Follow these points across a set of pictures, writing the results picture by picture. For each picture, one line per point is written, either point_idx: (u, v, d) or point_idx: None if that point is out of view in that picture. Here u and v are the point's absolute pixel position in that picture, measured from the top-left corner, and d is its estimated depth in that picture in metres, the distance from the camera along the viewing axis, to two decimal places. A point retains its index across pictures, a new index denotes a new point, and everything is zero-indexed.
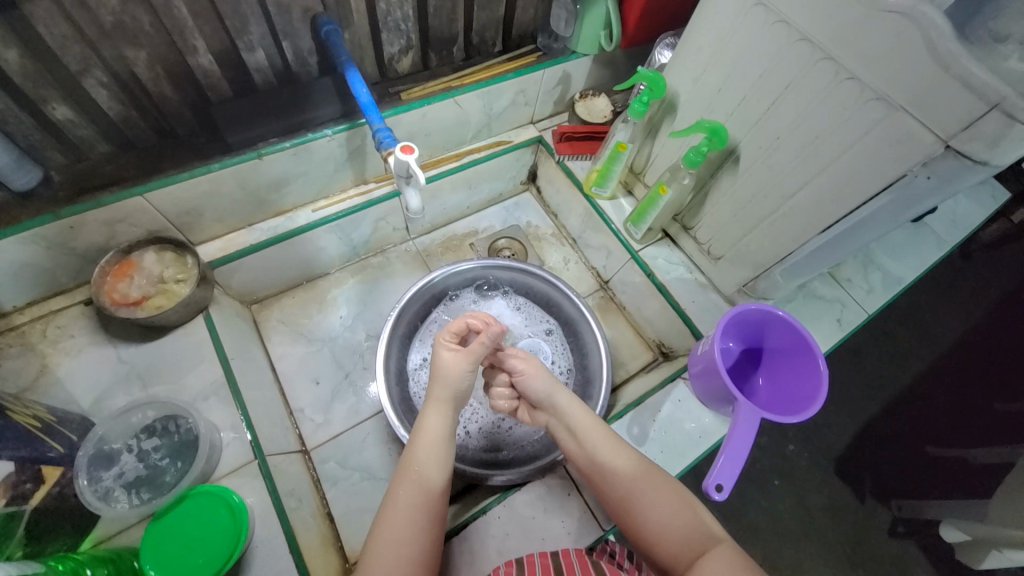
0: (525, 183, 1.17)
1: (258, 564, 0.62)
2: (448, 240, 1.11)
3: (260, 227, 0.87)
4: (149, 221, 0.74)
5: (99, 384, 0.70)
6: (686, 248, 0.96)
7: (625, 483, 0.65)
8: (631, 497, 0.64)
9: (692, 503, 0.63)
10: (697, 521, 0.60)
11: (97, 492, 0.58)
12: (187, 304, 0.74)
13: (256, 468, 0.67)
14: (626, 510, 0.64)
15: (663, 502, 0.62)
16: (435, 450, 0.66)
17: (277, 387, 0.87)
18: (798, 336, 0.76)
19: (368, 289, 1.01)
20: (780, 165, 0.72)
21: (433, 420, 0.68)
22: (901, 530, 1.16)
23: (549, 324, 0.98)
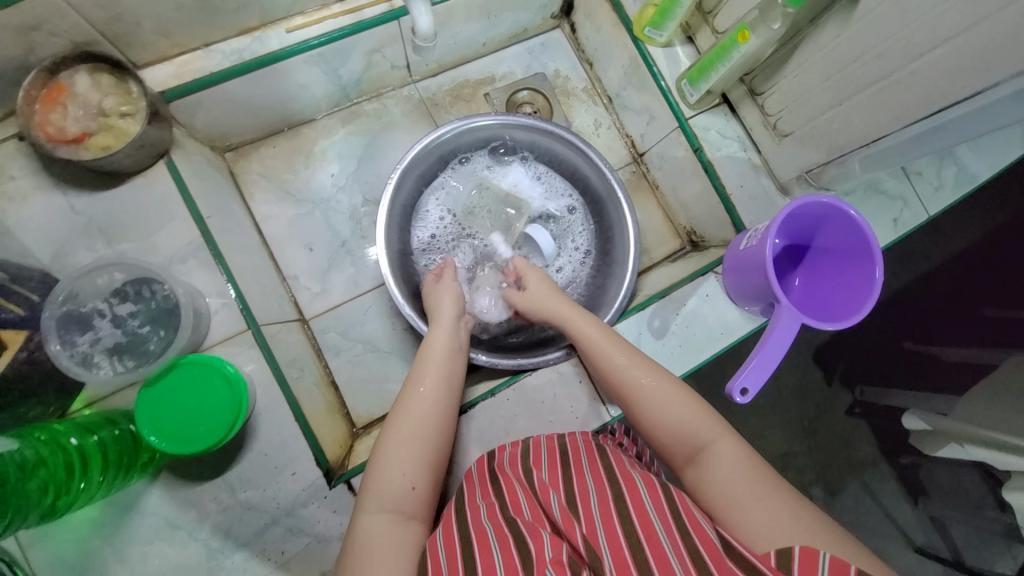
0: (558, 17, 0.93)
1: (264, 430, 0.61)
2: (459, 87, 0.91)
3: (220, 49, 0.68)
4: (72, 28, 0.56)
5: (56, 237, 0.60)
6: (746, 119, 0.79)
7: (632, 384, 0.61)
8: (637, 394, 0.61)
9: (698, 399, 0.60)
10: (702, 416, 0.58)
11: (73, 357, 0.53)
12: (141, 146, 0.60)
13: (251, 338, 0.62)
14: (628, 409, 0.61)
15: (672, 407, 0.59)
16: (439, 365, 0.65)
17: (266, 250, 0.78)
18: (858, 237, 0.67)
19: (364, 144, 0.86)
20: (914, 11, 0.53)
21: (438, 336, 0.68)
22: (857, 410, 1.22)
23: (571, 199, 0.87)
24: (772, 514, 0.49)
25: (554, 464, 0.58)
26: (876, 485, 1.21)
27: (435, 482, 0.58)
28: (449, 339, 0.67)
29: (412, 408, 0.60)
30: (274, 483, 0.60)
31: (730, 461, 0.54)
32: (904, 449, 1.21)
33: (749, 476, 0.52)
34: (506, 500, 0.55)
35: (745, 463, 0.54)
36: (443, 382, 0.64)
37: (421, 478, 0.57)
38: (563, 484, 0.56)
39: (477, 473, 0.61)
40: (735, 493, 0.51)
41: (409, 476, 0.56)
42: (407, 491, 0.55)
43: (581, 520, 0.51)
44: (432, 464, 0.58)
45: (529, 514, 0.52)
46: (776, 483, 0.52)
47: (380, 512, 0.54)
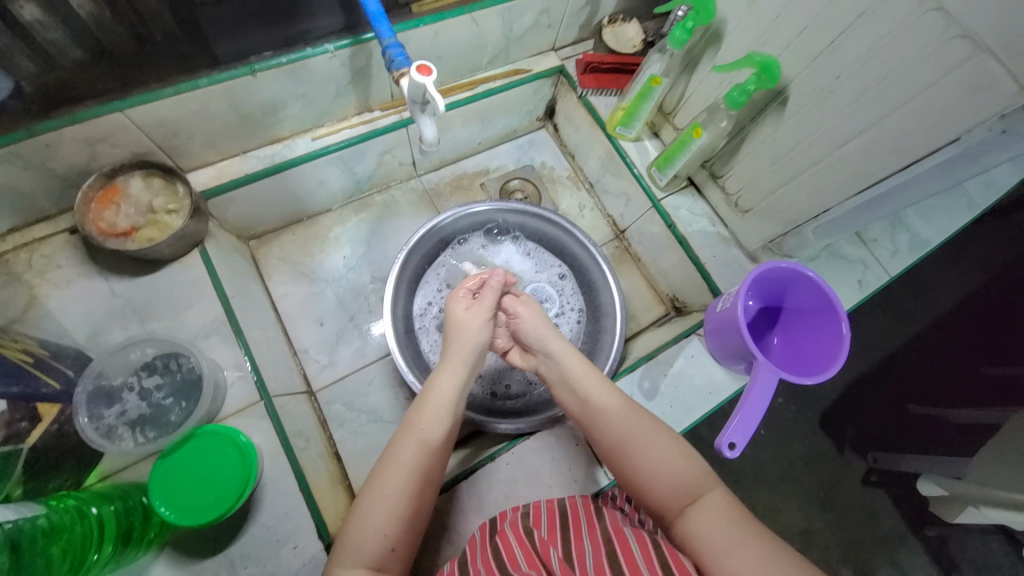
0: (542, 119, 1.08)
1: (270, 501, 0.62)
2: (457, 179, 1.04)
3: (254, 155, 0.79)
4: (133, 142, 0.67)
5: (92, 319, 0.67)
6: (711, 199, 0.90)
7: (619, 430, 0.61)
8: (624, 442, 0.61)
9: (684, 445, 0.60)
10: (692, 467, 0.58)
11: (99, 429, 0.58)
12: (180, 238, 0.69)
13: (263, 409, 0.65)
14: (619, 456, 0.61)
15: (663, 451, 0.59)
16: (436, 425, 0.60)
17: (280, 327, 0.85)
18: (823, 297, 0.73)
19: (373, 230, 0.96)
20: (832, 110, 0.65)
21: (446, 378, 0.64)
22: (874, 479, 1.20)
23: (560, 268, 0.94)
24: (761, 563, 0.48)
25: (553, 525, 0.58)
26: (898, 554, 1.16)
27: (413, 541, 0.55)
28: (458, 387, 0.63)
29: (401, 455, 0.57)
30: (274, 559, 0.59)
31: (721, 512, 0.53)
32: (928, 520, 1.18)
33: (738, 528, 0.52)
34: (503, 557, 0.53)
35: (733, 515, 0.53)
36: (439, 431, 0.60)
37: (402, 538, 0.53)
38: (564, 546, 0.55)
39: (477, 537, 0.59)
40: (724, 543, 0.50)
41: (391, 535, 0.53)
42: (385, 552, 0.52)
43: None
44: (414, 520, 0.55)
45: (526, 564, 0.52)
46: (767, 536, 0.51)
47: (355, 568, 0.51)
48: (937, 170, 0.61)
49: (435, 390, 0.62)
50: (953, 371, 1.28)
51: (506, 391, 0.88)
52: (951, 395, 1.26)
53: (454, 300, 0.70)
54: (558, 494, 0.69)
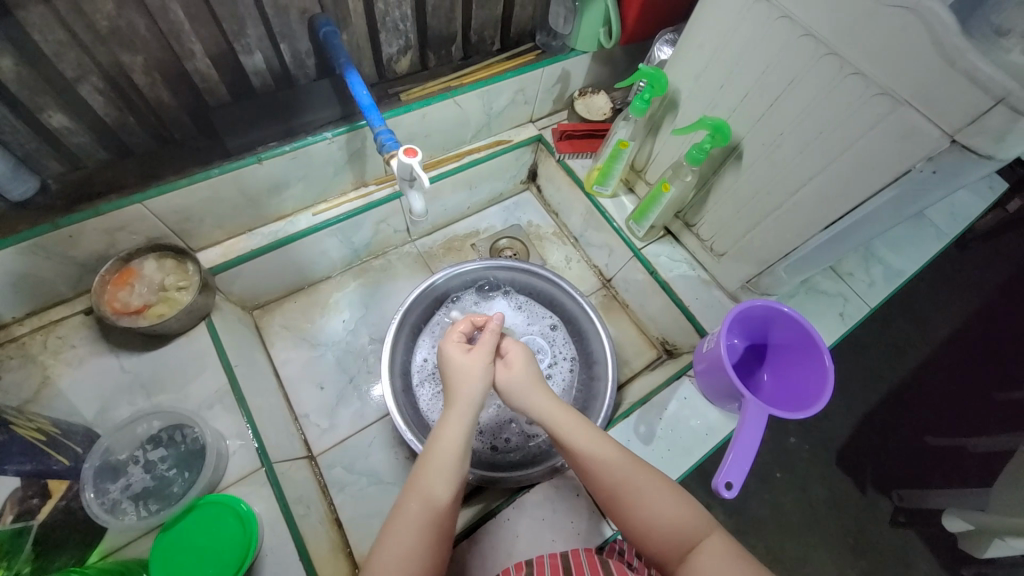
0: (526, 182, 1.16)
1: (269, 571, 0.61)
2: (449, 241, 1.10)
3: (260, 232, 0.86)
4: (149, 228, 0.73)
5: (101, 395, 0.69)
6: (688, 246, 0.96)
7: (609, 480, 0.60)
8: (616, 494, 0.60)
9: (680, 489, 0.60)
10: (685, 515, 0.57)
11: (104, 504, 0.59)
12: (189, 312, 0.73)
13: (264, 476, 0.66)
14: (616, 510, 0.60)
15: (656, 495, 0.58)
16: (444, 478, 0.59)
17: (282, 393, 0.87)
18: (803, 332, 0.76)
19: (371, 293, 1.01)
20: (783, 161, 0.72)
21: (450, 429, 0.63)
22: (902, 519, 1.16)
23: (551, 319, 0.98)
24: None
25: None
26: None
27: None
28: (462, 434, 0.63)
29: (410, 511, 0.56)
30: None
31: (721, 556, 0.52)
32: (960, 560, 1.12)
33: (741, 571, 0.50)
34: None
35: (734, 558, 0.52)
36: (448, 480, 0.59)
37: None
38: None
39: None
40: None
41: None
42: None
43: None
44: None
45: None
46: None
47: None
48: (888, 207, 0.65)
49: (441, 438, 0.62)
50: (955, 399, 1.28)
51: (507, 445, 0.88)
52: (959, 423, 1.25)
53: (449, 343, 0.71)
54: (562, 549, 0.67)
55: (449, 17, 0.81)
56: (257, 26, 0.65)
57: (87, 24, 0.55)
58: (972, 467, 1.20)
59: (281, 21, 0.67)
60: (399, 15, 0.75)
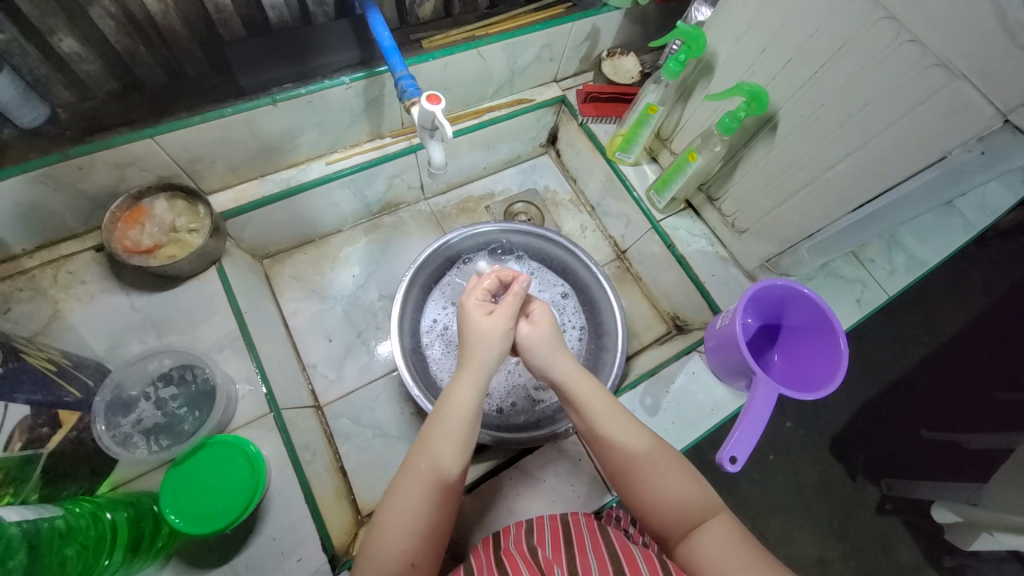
0: (545, 146, 1.13)
1: (275, 512, 0.62)
2: (463, 202, 1.08)
3: (271, 178, 0.84)
4: (160, 166, 0.71)
5: (112, 332, 0.69)
6: (709, 220, 0.93)
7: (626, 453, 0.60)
8: (629, 466, 0.60)
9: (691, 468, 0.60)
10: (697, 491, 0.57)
11: (116, 437, 0.60)
12: (200, 255, 0.72)
13: (272, 421, 0.67)
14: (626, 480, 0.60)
15: (665, 472, 0.58)
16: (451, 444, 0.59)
17: (290, 342, 0.87)
18: (821, 315, 0.75)
19: (381, 250, 0.99)
20: (820, 135, 0.68)
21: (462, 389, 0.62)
22: (889, 507, 1.18)
23: (563, 287, 0.96)
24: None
25: (558, 543, 0.58)
26: None
27: (436, 553, 0.55)
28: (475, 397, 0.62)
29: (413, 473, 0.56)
30: (278, 571, 0.60)
31: (723, 539, 0.53)
32: (944, 548, 1.14)
33: (742, 556, 0.52)
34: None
35: (737, 544, 0.53)
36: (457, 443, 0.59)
37: (421, 550, 0.53)
38: (567, 562, 0.55)
39: (483, 554, 0.59)
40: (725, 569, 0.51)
41: (408, 549, 0.53)
42: (406, 567, 0.52)
43: None
44: (434, 532, 0.55)
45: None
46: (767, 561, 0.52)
47: None
48: (926, 187, 0.63)
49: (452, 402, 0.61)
50: (959, 394, 1.28)
51: (512, 409, 0.88)
52: (960, 418, 1.25)
53: (470, 298, 0.69)
54: (561, 510, 0.69)
55: None
56: None
57: None
58: (965, 462, 1.21)
59: None
60: None
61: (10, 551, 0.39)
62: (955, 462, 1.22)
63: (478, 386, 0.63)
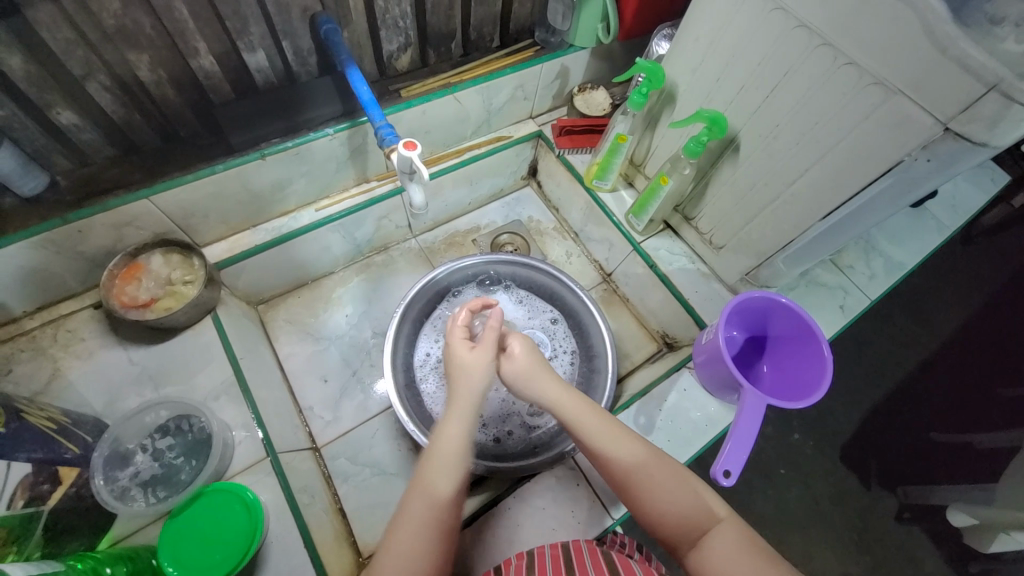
0: (526, 178, 1.17)
1: (274, 559, 0.62)
2: (451, 237, 1.12)
3: (263, 228, 0.87)
4: (156, 224, 0.75)
5: (110, 386, 0.71)
6: (688, 239, 0.96)
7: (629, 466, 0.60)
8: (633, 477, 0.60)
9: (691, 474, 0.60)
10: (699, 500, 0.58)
11: (113, 491, 0.61)
12: (195, 305, 0.75)
13: (268, 465, 0.67)
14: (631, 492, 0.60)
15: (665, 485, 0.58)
16: (448, 482, 0.59)
17: (286, 385, 0.88)
18: (802, 323, 0.77)
19: (373, 288, 1.02)
20: (779, 154, 0.72)
21: (454, 425, 0.63)
22: (907, 516, 1.16)
23: (552, 313, 0.99)
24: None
25: (559, 570, 0.58)
26: None
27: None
28: (467, 428, 0.63)
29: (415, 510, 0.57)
30: None
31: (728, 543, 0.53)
32: (966, 555, 1.12)
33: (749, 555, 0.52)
34: None
35: (745, 545, 0.53)
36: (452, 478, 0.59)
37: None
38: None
39: None
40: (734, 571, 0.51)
41: None
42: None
43: None
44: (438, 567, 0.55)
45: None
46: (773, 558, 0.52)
47: None
48: (884, 196, 0.66)
49: (443, 437, 0.61)
50: (959, 393, 1.28)
51: (509, 437, 0.89)
52: (964, 417, 1.24)
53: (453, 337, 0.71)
54: (561, 537, 0.68)
55: (448, 15, 0.82)
56: (259, 24, 0.67)
57: (95, 23, 0.57)
58: (974, 463, 1.20)
59: (282, 19, 0.68)
60: (399, 13, 0.77)
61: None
62: (965, 463, 1.20)
63: (467, 420, 0.64)
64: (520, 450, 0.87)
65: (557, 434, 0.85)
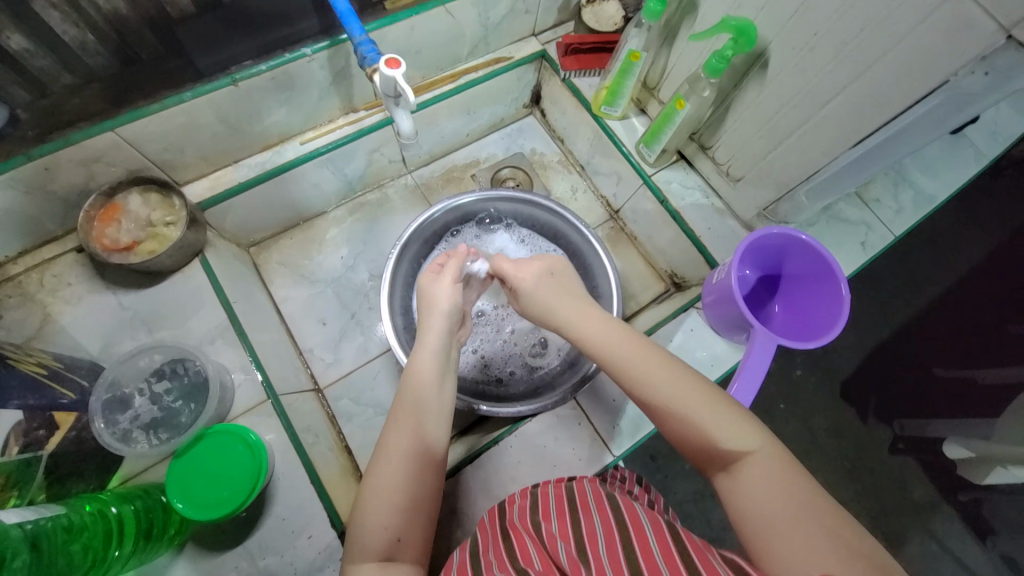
0: (529, 106, 1.08)
1: (282, 495, 0.64)
2: (448, 172, 1.05)
3: (246, 164, 0.81)
4: (128, 160, 0.69)
5: (104, 331, 0.70)
6: (703, 170, 0.89)
7: (660, 392, 0.55)
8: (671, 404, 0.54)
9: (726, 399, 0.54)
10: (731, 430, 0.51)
11: (116, 433, 0.61)
12: (180, 248, 0.71)
13: (270, 407, 0.68)
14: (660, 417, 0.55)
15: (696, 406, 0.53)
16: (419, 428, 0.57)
17: (285, 329, 0.87)
18: (821, 261, 0.72)
19: (369, 228, 0.98)
20: (814, 69, 0.63)
21: (423, 361, 0.62)
22: (902, 446, 1.18)
23: (556, 253, 0.94)
24: (808, 542, 0.43)
25: (563, 512, 0.59)
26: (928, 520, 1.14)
27: (421, 528, 0.54)
28: (437, 361, 0.63)
29: (390, 449, 0.55)
30: (291, 548, 0.62)
31: (762, 479, 0.48)
32: (960, 485, 1.15)
33: (784, 492, 0.47)
34: (517, 553, 0.53)
35: (777, 479, 0.48)
36: (428, 419, 0.59)
37: (401, 526, 0.52)
38: (571, 531, 0.55)
39: (490, 525, 0.61)
40: (766, 512, 0.46)
41: (394, 524, 0.52)
42: (393, 543, 0.51)
43: (589, 564, 0.50)
44: (418, 503, 0.54)
45: (540, 563, 0.52)
46: (811, 502, 0.46)
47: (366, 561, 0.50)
48: (929, 118, 0.58)
49: (413, 377, 0.61)
50: (972, 330, 1.25)
51: (512, 378, 0.88)
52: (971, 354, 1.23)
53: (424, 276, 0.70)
54: (563, 474, 0.69)
55: None
56: None
57: None
58: (980, 397, 1.19)
59: None
60: None
61: (13, 552, 0.40)
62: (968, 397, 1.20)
63: (439, 353, 0.63)
64: (522, 391, 0.86)
65: (560, 375, 0.84)
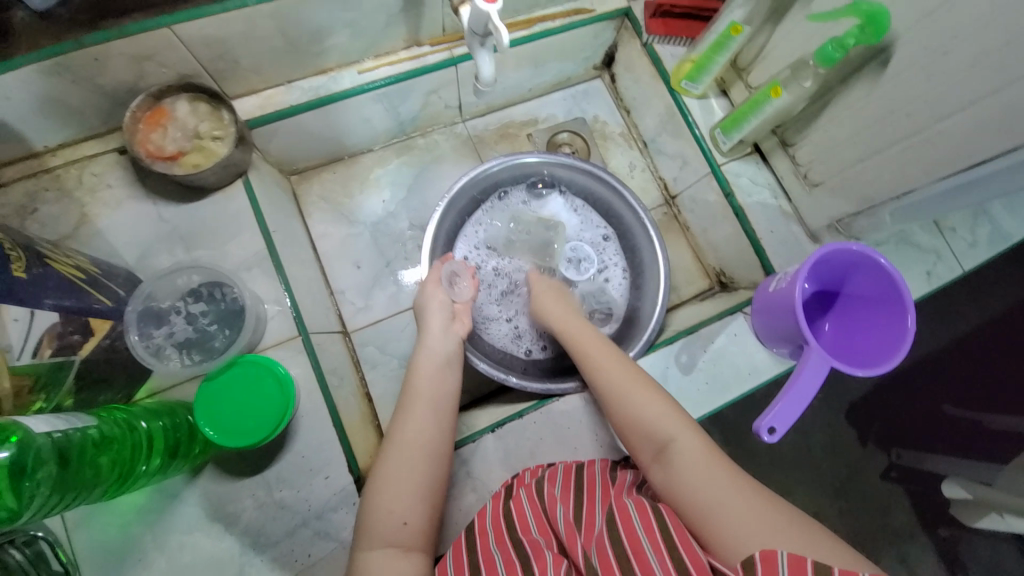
0: (599, 68, 1.00)
1: (304, 433, 0.63)
2: (504, 127, 0.99)
3: (300, 86, 0.76)
4: (180, 62, 0.65)
5: (140, 241, 0.68)
6: (778, 168, 0.83)
7: (610, 385, 0.62)
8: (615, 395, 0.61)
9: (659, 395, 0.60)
10: (666, 416, 0.57)
11: (149, 347, 0.61)
12: (225, 166, 0.68)
13: (300, 344, 0.66)
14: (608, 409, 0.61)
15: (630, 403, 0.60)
16: (418, 428, 0.60)
17: (318, 266, 0.85)
18: (890, 287, 0.68)
19: (415, 174, 0.93)
20: (943, 76, 0.57)
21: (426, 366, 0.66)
22: (893, 474, 1.15)
23: (606, 229, 0.90)
24: (732, 516, 0.47)
25: (568, 482, 0.60)
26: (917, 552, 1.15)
27: (430, 515, 0.57)
28: (438, 366, 0.66)
29: (397, 443, 0.59)
30: (307, 486, 0.62)
31: (690, 459, 0.52)
32: (942, 520, 1.13)
33: (709, 472, 0.51)
34: (515, 522, 0.57)
35: (703, 459, 0.52)
36: (434, 414, 0.62)
37: (410, 515, 0.55)
38: (573, 503, 0.57)
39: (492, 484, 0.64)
40: (693, 491, 0.50)
41: (403, 512, 0.55)
42: (401, 528, 0.54)
43: (582, 533, 0.54)
44: (427, 493, 0.57)
45: (537, 533, 0.56)
46: (738, 484, 0.49)
47: (377, 546, 0.53)
48: None
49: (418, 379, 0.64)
50: None
51: (542, 352, 0.86)
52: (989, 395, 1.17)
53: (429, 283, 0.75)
54: (582, 457, 0.69)
55: None
56: None
57: None
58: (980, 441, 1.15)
59: None
60: None
61: (37, 464, 0.42)
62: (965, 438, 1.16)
63: (440, 360, 0.67)
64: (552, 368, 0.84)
65: None
